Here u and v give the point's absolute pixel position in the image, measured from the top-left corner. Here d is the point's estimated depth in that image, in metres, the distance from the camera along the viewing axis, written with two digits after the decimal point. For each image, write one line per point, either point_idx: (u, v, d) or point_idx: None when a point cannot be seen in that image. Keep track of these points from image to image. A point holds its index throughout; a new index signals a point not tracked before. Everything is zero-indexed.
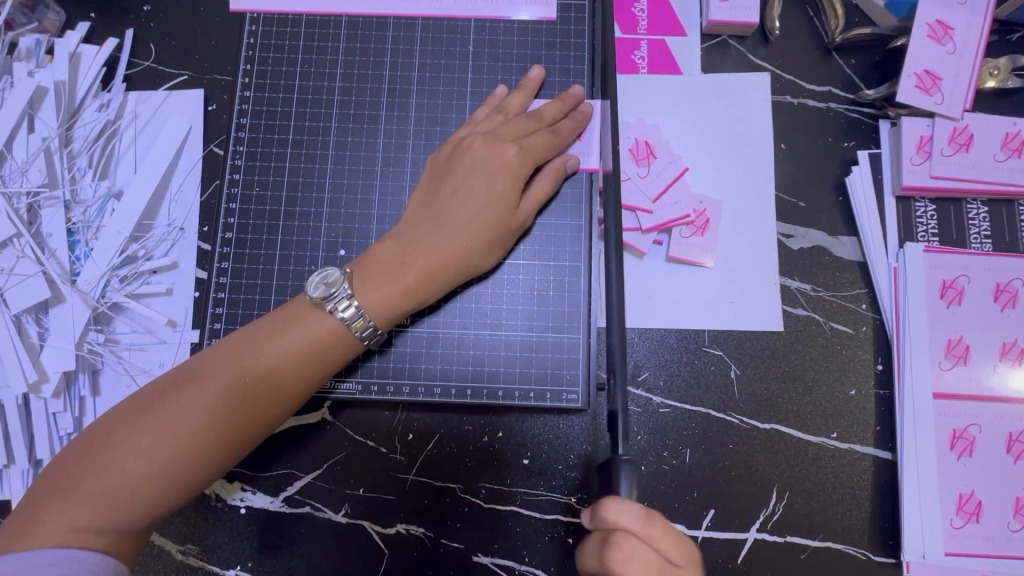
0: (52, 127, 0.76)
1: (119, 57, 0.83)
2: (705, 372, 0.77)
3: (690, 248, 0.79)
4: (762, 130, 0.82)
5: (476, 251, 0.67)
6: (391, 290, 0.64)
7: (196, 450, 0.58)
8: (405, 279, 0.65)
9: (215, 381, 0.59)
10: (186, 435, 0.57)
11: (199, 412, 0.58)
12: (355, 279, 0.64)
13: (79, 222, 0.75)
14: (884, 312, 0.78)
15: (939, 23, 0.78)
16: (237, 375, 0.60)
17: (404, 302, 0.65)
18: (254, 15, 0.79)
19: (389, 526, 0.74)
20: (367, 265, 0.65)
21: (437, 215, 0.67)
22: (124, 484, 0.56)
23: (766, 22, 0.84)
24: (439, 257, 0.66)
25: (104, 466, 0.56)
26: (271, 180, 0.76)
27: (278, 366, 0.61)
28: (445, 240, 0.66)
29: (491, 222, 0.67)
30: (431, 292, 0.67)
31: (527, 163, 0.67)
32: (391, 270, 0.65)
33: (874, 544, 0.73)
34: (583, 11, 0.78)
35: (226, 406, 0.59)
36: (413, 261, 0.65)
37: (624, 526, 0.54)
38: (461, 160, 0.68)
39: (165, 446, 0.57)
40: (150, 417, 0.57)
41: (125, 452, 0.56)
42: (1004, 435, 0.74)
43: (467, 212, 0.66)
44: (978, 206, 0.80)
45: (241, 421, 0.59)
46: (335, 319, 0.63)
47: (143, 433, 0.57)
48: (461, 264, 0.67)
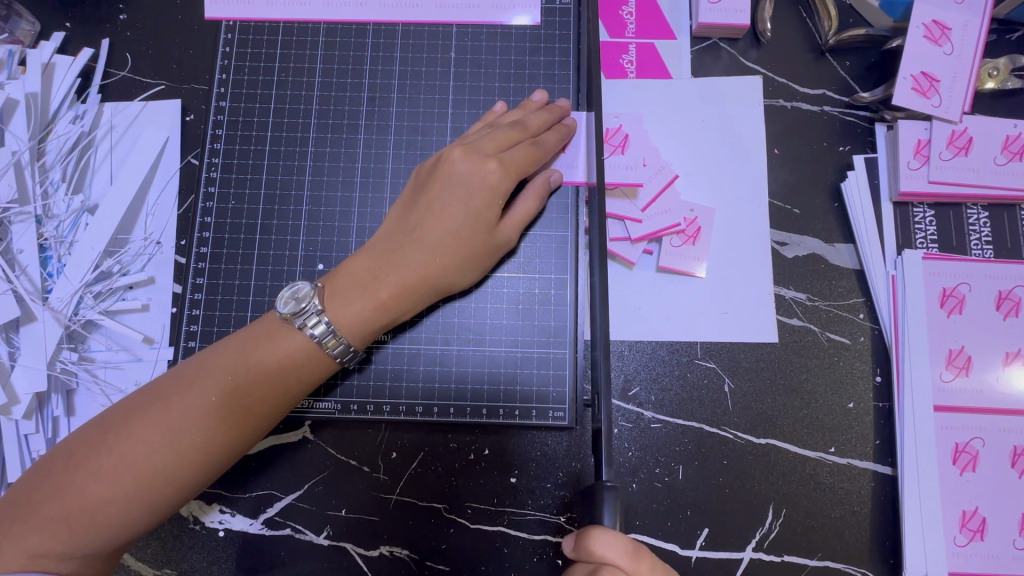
0: (23, 140, 0.74)
1: (94, 67, 0.81)
2: (697, 385, 0.75)
3: (681, 257, 0.77)
4: (755, 135, 0.80)
5: (450, 267, 0.64)
6: (362, 306, 0.62)
7: (160, 473, 0.55)
8: (377, 295, 0.63)
9: (182, 401, 0.57)
10: (150, 458, 0.55)
11: (165, 434, 0.56)
12: (326, 295, 0.63)
13: (51, 237, 0.73)
14: (882, 321, 0.75)
15: (936, 24, 0.76)
16: (205, 395, 0.57)
17: (376, 320, 0.63)
18: (230, 23, 0.77)
19: (373, 548, 0.71)
20: (340, 279, 0.64)
21: (412, 227, 0.64)
22: (86, 509, 0.54)
23: (757, 24, 0.82)
24: (412, 273, 0.63)
25: (66, 490, 0.54)
26: (248, 193, 0.73)
27: (249, 386, 0.59)
28: (418, 256, 0.64)
29: (468, 235, 0.64)
30: (404, 309, 0.65)
31: (509, 179, 0.64)
32: (363, 285, 0.63)
33: (874, 563, 0.71)
34: (568, 15, 0.76)
35: (192, 426, 0.56)
36: (385, 277, 0.63)
37: (612, 563, 0.50)
38: (440, 172, 0.65)
39: (128, 469, 0.55)
40: (114, 438, 0.55)
41: (86, 475, 0.54)
42: (1009, 449, 0.71)
43: (442, 228, 0.64)
44: (978, 211, 0.77)
45: (208, 443, 0.57)
46: (305, 336, 0.60)
47: (106, 456, 0.55)
48: (434, 281, 0.64)
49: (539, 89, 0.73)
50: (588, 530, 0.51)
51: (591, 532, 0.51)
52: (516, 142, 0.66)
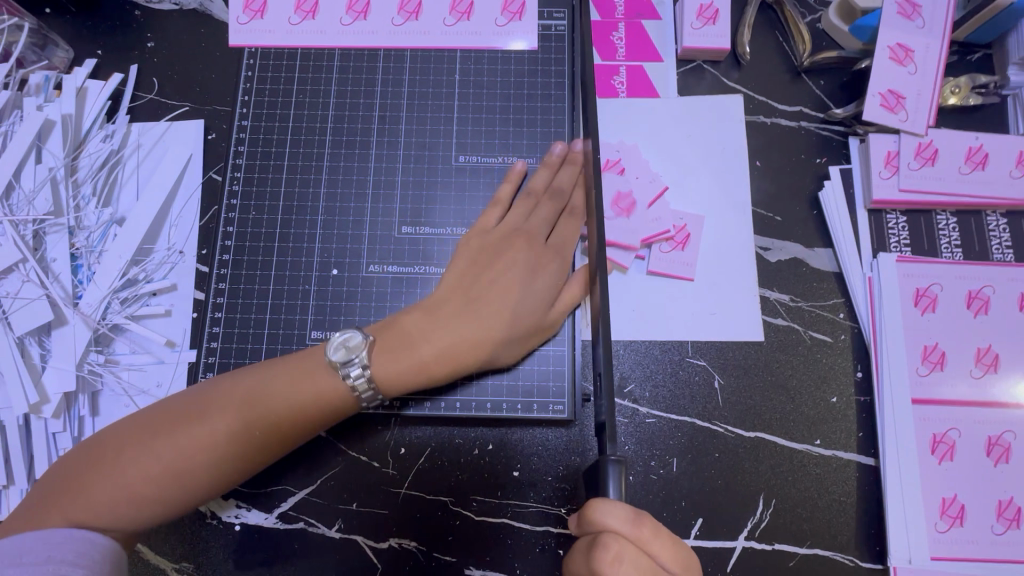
0: (59, 157, 0.80)
1: (124, 90, 0.87)
2: (689, 382, 0.79)
3: (671, 262, 0.82)
4: (738, 148, 0.86)
5: (502, 345, 0.69)
6: (406, 365, 0.66)
7: (194, 466, 0.59)
8: (420, 355, 0.67)
9: (231, 403, 0.62)
10: (188, 453, 0.59)
11: (210, 429, 0.61)
12: (376, 355, 0.66)
13: (82, 247, 0.78)
14: (861, 320, 0.80)
15: (900, 46, 0.83)
16: (251, 399, 0.63)
17: (416, 378, 0.67)
18: (252, 49, 0.84)
19: (382, 540, 0.75)
20: (387, 340, 0.68)
21: (472, 297, 0.70)
22: (132, 484, 0.58)
23: (737, 47, 0.89)
24: (463, 342, 0.68)
25: (117, 462, 0.58)
26: (266, 204, 0.79)
27: (292, 411, 0.63)
28: (474, 329, 0.68)
29: (525, 318, 0.70)
30: (446, 374, 0.68)
31: (553, 252, 0.74)
32: (410, 342, 0.67)
33: (861, 550, 0.74)
34: (563, 41, 0.83)
35: (236, 425, 0.61)
36: (432, 341, 0.67)
37: (613, 528, 0.53)
38: (499, 242, 0.73)
39: (174, 454, 0.59)
40: (166, 425, 0.60)
41: (139, 454, 0.59)
42: (984, 439, 0.76)
43: (498, 299, 0.70)
44: (947, 216, 0.83)
45: (249, 443, 0.62)
46: (342, 379, 0.65)
47: (156, 440, 0.59)
48: (485, 358, 0.69)
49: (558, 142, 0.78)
50: (592, 502, 0.54)
51: (595, 502, 0.54)
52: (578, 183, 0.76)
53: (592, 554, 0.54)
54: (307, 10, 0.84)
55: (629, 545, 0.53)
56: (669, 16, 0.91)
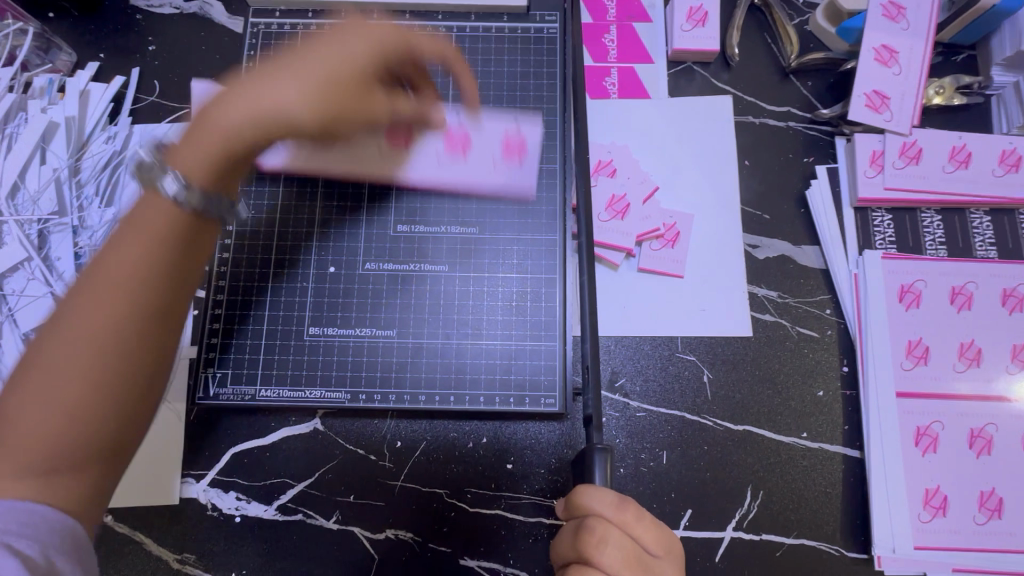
0: (63, 158, 0.82)
1: (126, 93, 0.89)
2: (679, 376, 0.81)
3: (661, 260, 0.84)
4: (727, 148, 0.88)
5: (296, 103, 0.57)
6: (205, 160, 0.55)
7: (107, 298, 0.51)
8: (218, 121, 0.56)
9: (87, 296, 0.51)
10: (98, 319, 0.50)
11: (82, 329, 0.50)
12: (174, 145, 0.56)
13: (86, 246, 0.80)
14: (847, 315, 0.82)
15: (885, 47, 0.84)
16: (121, 260, 0.52)
17: (220, 161, 0.56)
18: (250, 52, 0.85)
19: (379, 531, 0.77)
20: (209, 108, 0.57)
21: (268, 71, 0.59)
22: (26, 439, 0.48)
23: (726, 49, 0.90)
24: (254, 102, 0.56)
25: (6, 424, 0.49)
26: (265, 204, 0.81)
27: (198, 152, 0.55)
28: (273, 84, 0.57)
29: (326, 80, 0.59)
30: (236, 147, 0.56)
31: (375, 45, 0.62)
32: (205, 123, 0.56)
33: (847, 540, 0.76)
34: (555, 43, 0.85)
35: (110, 287, 0.51)
36: (236, 98, 0.57)
37: (598, 512, 0.56)
38: (319, 53, 0.60)
39: (56, 379, 0.49)
40: (29, 368, 0.50)
41: (13, 405, 0.49)
42: (967, 431, 0.77)
43: (311, 70, 0.59)
44: (932, 214, 0.85)
45: (139, 274, 0.52)
46: (165, 182, 0.54)
47: (27, 382, 0.49)
48: (275, 113, 0.57)
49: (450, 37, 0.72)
50: (579, 488, 0.57)
51: (581, 488, 0.57)
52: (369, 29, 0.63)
53: (579, 538, 0.56)
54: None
55: (614, 529, 0.56)
56: (659, 18, 0.93)
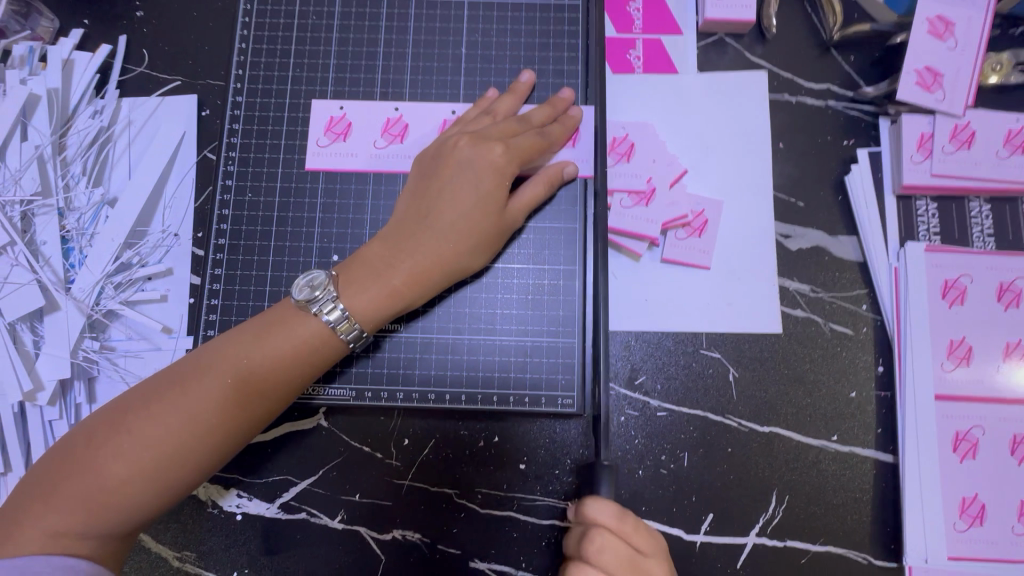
0: (45, 134, 0.77)
1: (113, 63, 0.83)
2: (703, 374, 0.76)
3: (687, 250, 0.79)
4: (760, 129, 0.81)
5: (463, 254, 0.66)
6: (378, 292, 0.64)
7: (207, 390, 0.58)
8: (392, 282, 0.64)
9: (201, 385, 0.59)
10: (200, 402, 0.58)
11: (178, 415, 0.57)
12: (341, 284, 0.64)
13: (73, 229, 0.75)
14: (885, 312, 0.77)
15: (940, 18, 0.78)
16: (201, 414, 0.58)
17: (391, 305, 0.65)
18: (245, 20, 0.79)
19: (386, 532, 0.73)
20: (357, 269, 0.65)
21: (422, 218, 0.66)
22: (101, 491, 0.55)
23: (763, 19, 0.83)
24: (429, 260, 0.65)
25: (112, 451, 0.56)
26: (263, 186, 0.75)
27: (277, 355, 0.61)
28: (433, 243, 0.65)
29: (474, 224, 0.66)
30: (417, 296, 0.66)
31: (512, 163, 0.66)
32: (378, 272, 0.65)
33: (876, 548, 0.72)
34: (577, 11, 0.78)
35: (195, 433, 0.58)
36: (401, 260, 0.65)
37: (601, 524, 0.55)
38: (461, 154, 0.67)
39: (142, 451, 0.56)
40: (131, 421, 0.57)
41: (103, 455, 0.56)
42: (1009, 438, 0.73)
43: (453, 214, 0.65)
44: (981, 204, 0.78)
45: (209, 448, 0.58)
46: (321, 322, 0.62)
47: (124, 438, 0.56)
48: (448, 268, 0.66)
49: (526, 70, 0.75)
50: (583, 497, 0.55)
51: (584, 500, 0.55)
52: (517, 124, 0.68)
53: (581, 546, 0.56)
54: (395, 134, 0.75)
55: (614, 539, 0.55)
56: None
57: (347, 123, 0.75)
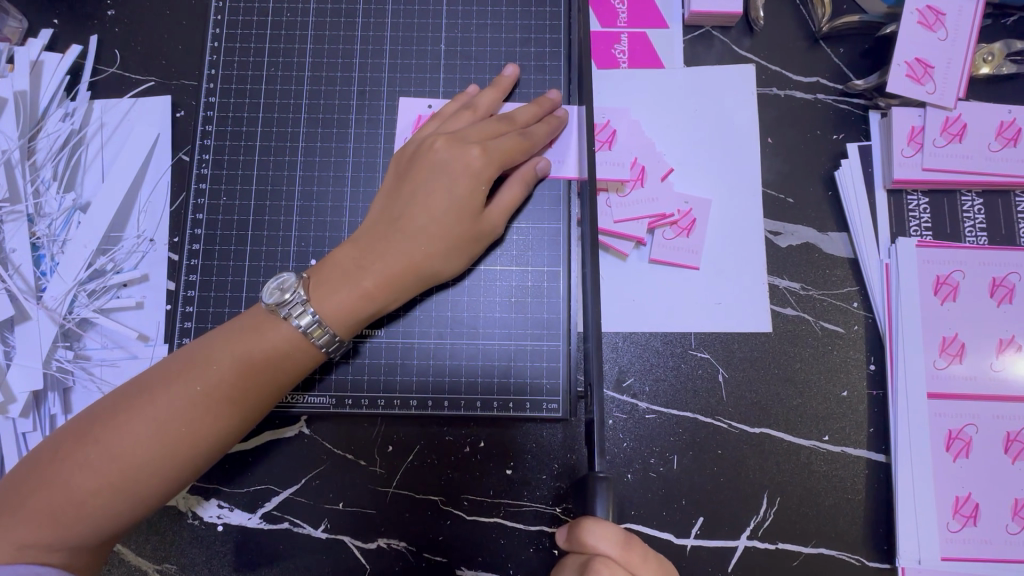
0: (13, 138, 0.74)
1: (83, 64, 0.80)
2: (692, 376, 0.75)
3: (675, 250, 0.77)
4: (748, 124, 0.79)
5: (438, 255, 0.64)
6: (348, 294, 0.62)
7: (180, 398, 0.57)
8: (362, 284, 0.62)
9: (172, 393, 0.57)
10: (173, 410, 0.56)
11: (149, 424, 0.56)
12: (313, 286, 0.62)
13: (44, 236, 0.73)
14: (876, 310, 0.75)
15: (930, 9, 0.76)
16: (174, 423, 0.56)
17: (363, 308, 0.63)
18: (218, 18, 0.76)
19: (370, 540, 0.72)
20: (328, 271, 0.63)
21: (396, 218, 0.64)
22: (71, 503, 0.54)
23: (750, 11, 0.81)
24: (400, 262, 0.63)
25: (81, 461, 0.54)
26: (239, 189, 0.73)
27: (253, 362, 0.59)
28: (406, 245, 0.63)
29: (454, 225, 0.64)
30: (390, 298, 0.64)
31: (492, 166, 0.64)
32: (349, 274, 0.63)
33: (868, 550, 0.71)
34: (559, 5, 0.76)
35: (169, 443, 0.56)
36: (372, 262, 0.63)
37: (604, 554, 0.50)
38: (439, 152, 0.65)
39: (111, 461, 0.55)
40: (102, 430, 0.55)
41: (71, 465, 0.54)
42: (1002, 435, 0.72)
43: (426, 217, 0.64)
44: (973, 198, 0.77)
45: (183, 457, 0.57)
46: (292, 326, 0.61)
47: (92, 447, 0.55)
48: (421, 270, 0.64)
49: (510, 64, 0.73)
50: (581, 522, 0.51)
51: (584, 523, 0.51)
52: (496, 122, 0.67)
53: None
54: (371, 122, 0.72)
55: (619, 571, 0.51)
56: None
57: (331, 115, 0.74)
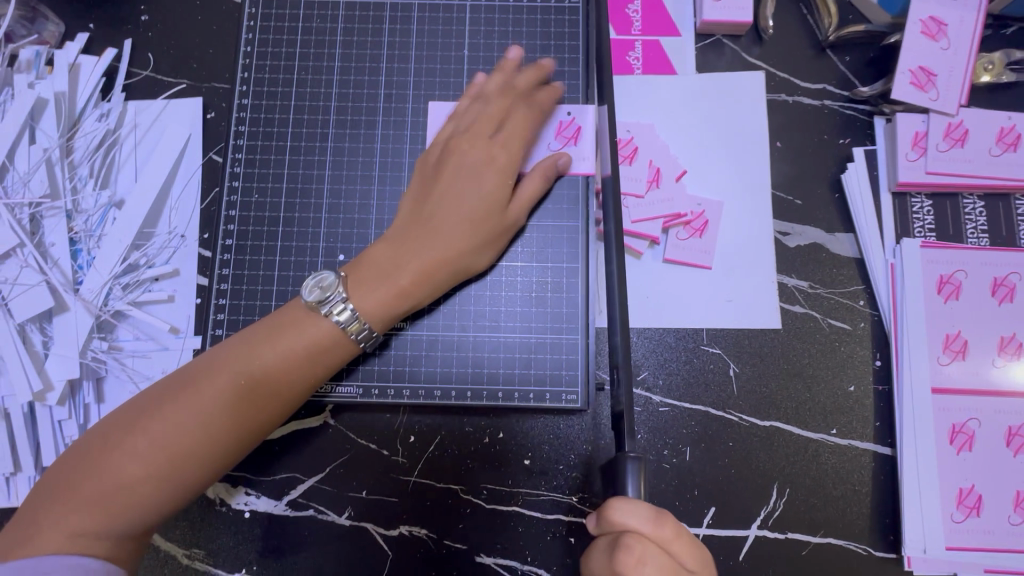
0: (53, 137, 0.78)
1: (118, 66, 0.84)
2: (703, 370, 0.77)
3: (688, 250, 0.80)
4: (757, 128, 0.83)
5: (469, 252, 0.67)
6: (384, 291, 0.65)
7: (221, 388, 0.59)
8: (398, 281, 0.65)
9: (213, 383, 0.60)
10: (215, 400, 0.59)
11: (191, 413, 0.58)
12: (351, 284, 0.65)
13: (81, 231, 0.76)
14: (882, 308, 0.78)
15: (933, 19, 0.79)
16: (217, 412, 0.59)
17: (400, 303, 0.66)
18: (250, 23, 0.80)
19: (392, 528, 0.74)
20: (364, 270, 0.66)
21: (428, 217, 0.67)
22: (120, 491, 0.56)
23: (759, 21, 0.84)
24: (433, 259, 0.66)
25: (128, 450, 0.57)
26: (270, 187, 0.76)
27: (289, 354, 0.62)
28: (438, 242, 0.66)
29: (480, 218, 0.67)
30: (424, 294, 0.67)
31: (512, 160, 0.69)
32: (384, 272, 0.66)
33: (875, 539, 0.74)
34: (577, 13, 0.79)
35: (211, 431, 0.59)
36: (407, 260, 0.66)
37: (635, 530, 0.53)
38: (462, 155, 0.69)
39: (158, 449, 0.57)
40: (148, 420, 0.58)
41: (119, 454, 0.56)
42: (1004, 430, 0.74)
43: (455, 213, 0.67)
44: (974, 201, 0.80)
45: (224, 444, 0.59)
46: (331, 322, 0.63)
47: (139, 436, 0.57)
48: (454, 266, 0.67)
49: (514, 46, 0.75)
50: (609, 502, 0.54)
51: (613, 501, 0.53)
52: (517, 120, 0.70)
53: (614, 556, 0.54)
54: None
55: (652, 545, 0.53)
56: None
57: (358, 117, 0.77)
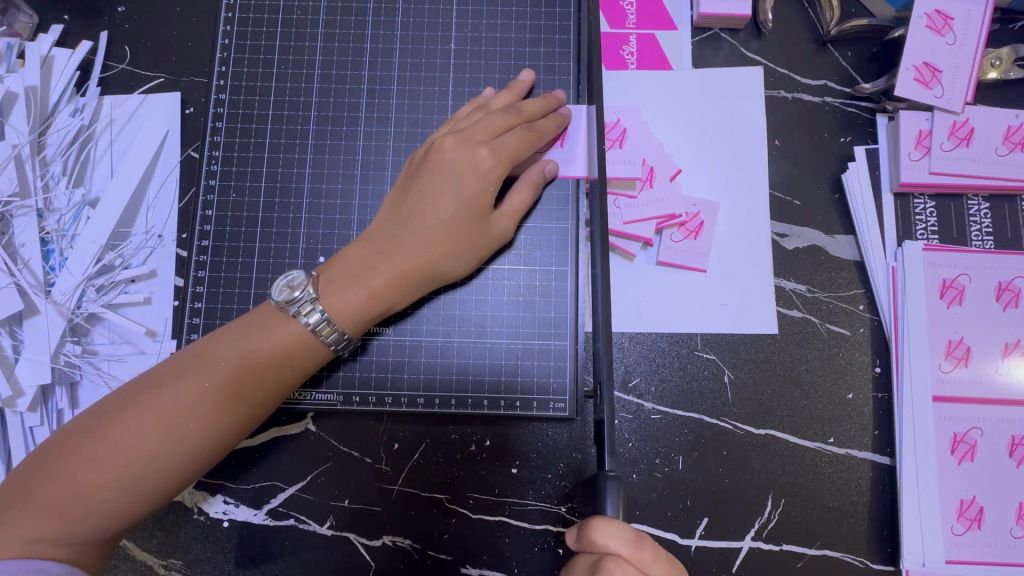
0: (24, 133, 0.75)
1: (94, 60, 0.81)
2: (697, 376, 0.75)
3: (682, 252, 0.77)
4: (755, 126, 0.80)
5: (447, 257, 0.65)
6: (355, 294, 0.62)
7: (187, 394, 0.57)
8: (370, 284, 0.63)
9: (179, 388, 0.57)
10: (180, 406, 0.57)
11: (156, 419, 0.56)
12: (322, 286, 0.62)
13: (53, 231, 0.74)
14: (882, 313, 0.76)
15: (938, 13, 0.76)
16: (182, 419, 0.56)
17: (371, 307, 0.63)
18: (228, 15, 0.77)
19: (375, 538, 0.72)
20: (336, 271, 0.63)
21: (405, 218, 0.65)
22: (78, 498, 0.54)
23: (758, 14, 0.81)
24: (408, 262, 0.63)
25: (88, 456, 0.54)
26: (248, 186, 0.73)
27: (260, 359, 0.60)
28: (414, 245, 0.64)
29: (462, 224, 0.64)
30: (398, 299, 0.64)
31: (501, 165, 0.65)
32: (357, 274, 0.63)
33: (873, 551, 0.72)
34: (568, 6, 0.76)
35: (176, 438, 0.56)
36: (381, 262, 0.63)
37: (615, 553, 0.51)
38: (447, 152, 0.65)
39: (118, 457, 0.55)
40: (109, 425, 0.55)
41: (79, 459, 0.54)
42: (1007, 439, 0.72)
43: (434, 217, 0.64)
44: (979, 202, 0.77)
45: (189, 452, 0.57)
46: (301, 324, 0.61)
47: (100, 442, 0.55)
48: (429, 270, 0.64)
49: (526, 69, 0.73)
50: (590, 521, 0.52)
51: (595, 522, 0.51)
52: (509, 120, 0.66)
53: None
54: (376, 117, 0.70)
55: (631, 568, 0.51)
56: None
57: (340, 113, 0.74)
